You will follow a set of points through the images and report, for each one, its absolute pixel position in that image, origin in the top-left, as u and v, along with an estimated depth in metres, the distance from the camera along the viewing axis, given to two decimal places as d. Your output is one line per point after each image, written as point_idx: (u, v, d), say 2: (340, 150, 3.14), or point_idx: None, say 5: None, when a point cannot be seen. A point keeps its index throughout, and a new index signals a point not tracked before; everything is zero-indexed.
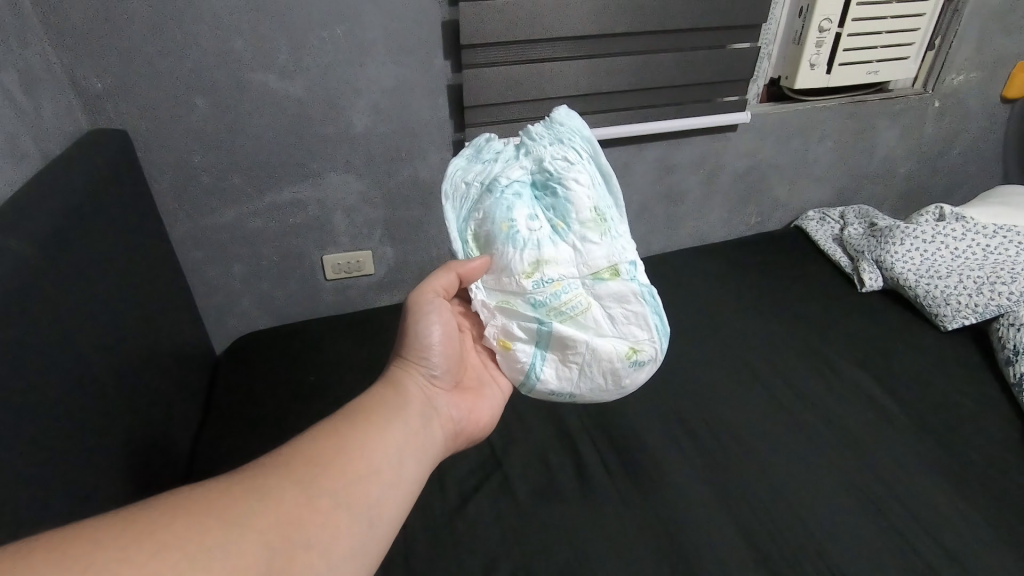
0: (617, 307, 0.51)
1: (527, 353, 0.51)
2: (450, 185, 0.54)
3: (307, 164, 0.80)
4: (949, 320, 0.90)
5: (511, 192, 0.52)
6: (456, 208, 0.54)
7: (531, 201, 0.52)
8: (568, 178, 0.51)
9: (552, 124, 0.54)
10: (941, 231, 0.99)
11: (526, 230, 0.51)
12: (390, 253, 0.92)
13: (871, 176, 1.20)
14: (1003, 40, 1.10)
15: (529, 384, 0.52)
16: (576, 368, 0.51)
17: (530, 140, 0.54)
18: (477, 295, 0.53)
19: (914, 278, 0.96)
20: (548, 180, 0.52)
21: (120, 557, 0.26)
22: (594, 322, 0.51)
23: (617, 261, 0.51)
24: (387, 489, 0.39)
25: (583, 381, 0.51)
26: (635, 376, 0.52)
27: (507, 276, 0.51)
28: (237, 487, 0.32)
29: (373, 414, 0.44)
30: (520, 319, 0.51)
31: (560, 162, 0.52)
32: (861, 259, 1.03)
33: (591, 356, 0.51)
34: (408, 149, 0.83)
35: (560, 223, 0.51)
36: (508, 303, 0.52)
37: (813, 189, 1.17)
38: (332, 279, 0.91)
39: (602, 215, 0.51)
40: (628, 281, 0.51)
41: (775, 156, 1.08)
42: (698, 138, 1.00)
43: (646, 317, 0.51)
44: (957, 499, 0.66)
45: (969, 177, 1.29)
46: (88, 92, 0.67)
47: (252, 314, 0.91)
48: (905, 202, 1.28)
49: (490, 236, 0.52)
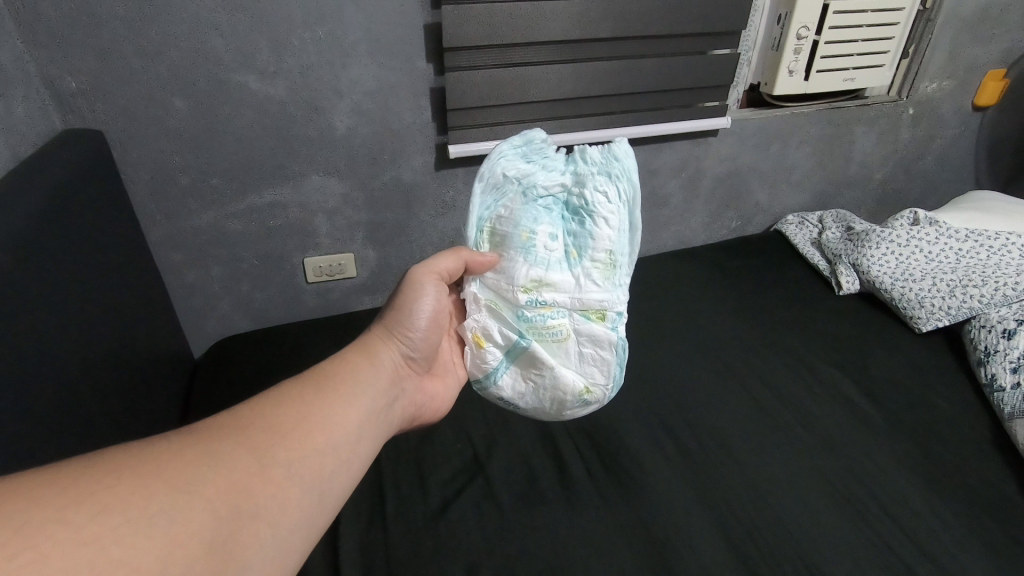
0: (589, 349, 0.51)
1: (495, 358, 0.51)
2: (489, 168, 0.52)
3: (287, 166, 0.80)
4: (923, 321, 0.90)
5: (541, 210, 0.51)
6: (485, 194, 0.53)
7: (556, 220, 0.52)
8: (599, 217, 0.50)
9: (610, 154, 0.50)
10: (915, 234, 0.99)
11: (542, 247, 0.51)
12: (372, 256, 0.93)
13: (851, 181, 1.19)
14: (978, 49, 1.11)
15: (484, 384, 0.52)
16: (532, 386, 0.51)
17: (582, 159, 0.51)
18: (472, 292, 0.52)
19: (889, 281, 0.95)
20: (580, 209, 0.51)
21: (54, 516, 0.24)
22: (564, 354, 0.51)
23: (608, 307, 0.51)
24: (343, 466, 0.38)
25: (532, 400, 0.52)
26: (577, 411, 0.52)
27: (507, 284, 0.51)
28: (191, 450, 0.30)
29: (342, 386, 0.42)
30: (504, 326, 0.51)
31: (601, 196, 0.50)
32: (838, 263, 1.03)
33: (550, 383, 0.50)
34: (388, 153, 0.84)
35: (574, 253, 0.51)
36: (497, 306, 0.52)
37: (794, 194, 1.16)
38: (313, 281, 0.92)
39: (617, 262, 0.51)
40: (609, 329, 0.51)
41: (757, 161, 1.07)
42: (681, 143, 0.99)
43: (612, 365, 0.51)
44: (940, 503, 0.65)
45: (946, 185, 1.29)
46: (62, 91, 0.67)
47: (230, 315, 0.91)
48: (885, 209, 1.28)
49: (506, 238, 0.51)
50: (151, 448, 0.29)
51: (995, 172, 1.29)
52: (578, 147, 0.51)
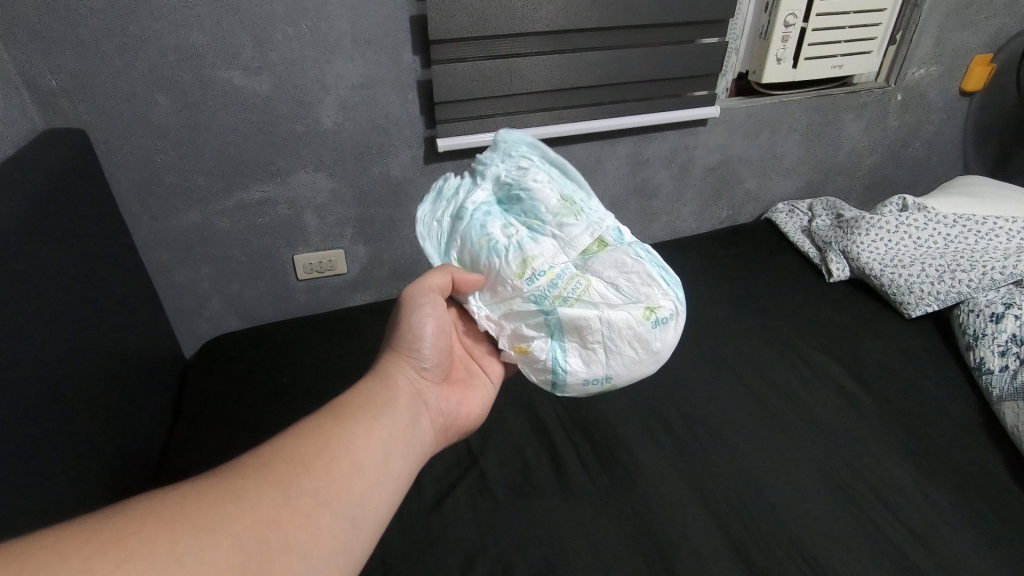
0: (616, 273, 0.51)
1: (545, 348, 0.50)
2: (423, 226, 0.57)
3: (274, 162, 0.79)
4: (912, 307, 0.91)
5: (483, 211, 0.54)
6: (435, 245, 0.56)
7: (501, 215, 0.54)
8: (527, 180, 0.54)
9: (498, 146, 0.58)
10: (903, 221, 1.00)
11: (504, 238, 0.52)
12: (362, 252, 0.93)
13: (840, 169, 1.19)
14: (964, 34, 1.11)
15: (560, 381, 0.50)
16: (599, 348, 0.49)
17: (482, 165, 0.58)
18: (478, 311, 0.53)
19: (879, 267, 0.96)
20: (510, 190, 0.55)
21: (82, 570, 0.24)
22: (598, 298, 0.50)
23: (597, 235, 0.53)
24: (375, 485, 0.38)
25: (613, 359, 0.50)
26: (664, 337, 0.50)
27: (501, 284, 0.52)
28: (212, 491, 0.30)
29: (361, 408, 0.42)
30: (526, 320, 0.51)
31: (514, 171, 0.56)
32: (828, 250, 1.03)
33: (609, 329, 0.49)
34: (376, 148, 0.83)
35: (534, 223, 0.53)
36: (509, 309, 0.52)
37: (783, 182, 1.16)
38: (304, 279, 0.91)
39: (569, 201, 0.54)
40: (614, 247, 0.53)
41: (747, 150, 1.08)
42: (670, 133, 0.99)
43: (649, 272, 0.51)
44: (931, 487, 0.66)
45: (934, 171, 1.30)
46: (41, 91, 0.66)
47: (220, 314, 0.91)
48: (874, 195, 1.28)
49: (472, 252, 0.53)
50: (172, 494, 0.29)
51: (983, 157, 1.30)
52: (472, 164, 0.58)
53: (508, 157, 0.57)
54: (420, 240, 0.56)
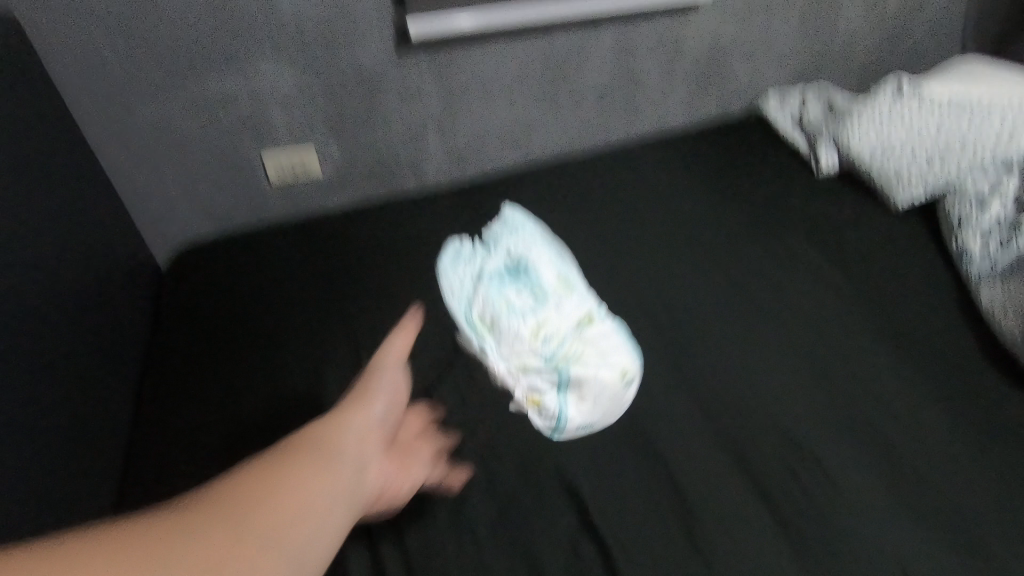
0: (604, 343, 0.61)
1: (553, 400, 0.60)
2: (449, 285, 0.65)
3: (233, 41, 0.76)
4: (904, 195, 0.91)
5: (500, 275, 0.63)
6: (456, 303, 0.64)
7: (512, 283, 0.63)
8: (535, 262, 0.64)
9: (506, 228, 0.69)
10: (897, 107, 0.94)
11: (519, 303, 0.61)
12: (335, 151, 0.90)
13: (835, 58, 1.14)
14: None
15: (559, 427, 0.61)
16: (590, 400, 0.61)
17: (494, 245, 0.67)
18: (495, 363, 0.61)
19: (870, 154, 0.94)
20: (520, 264, 0.64)
21: None
22: (594, 357, 0.60)
23: (593, 310, 0.63)
24: (322, 531, 0.34)
25: (597, 409, 0.62)
26: (630, 389, 0.63)
27: (515, 341, 0.60)
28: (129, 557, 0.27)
29: (306, 453, 0.38)
30: (537, 376, 0.60)
31: (524, 251, 0.65)
32: (819, 139, 1.00)
33: (599, 391, 0.61)
34: (342, 32, 0.80)
35: (542, 293, 0.62)
36: (528, 368, 0.60)
37: (774, 72, 1.12)
38: (276, 180, 0.89)
39: (568, 283, 0.64)
40: (605, 319, 0.63)
41: (737, 36, 1.03)
42: (656, 18, 0.94)
43: (627, 350, 0.62)
44: (902, 369, 0.69)
45: (933, 61, 1.26)
46: None
47: (190, 215, 0.89)
48: (868, 89, 1.25)
49: (489, 357, 0.62)
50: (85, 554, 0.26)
51: None
52: (484, 241, 0.68)
53: (514, 228, 0.69)
54: (443, 299, 0.65)
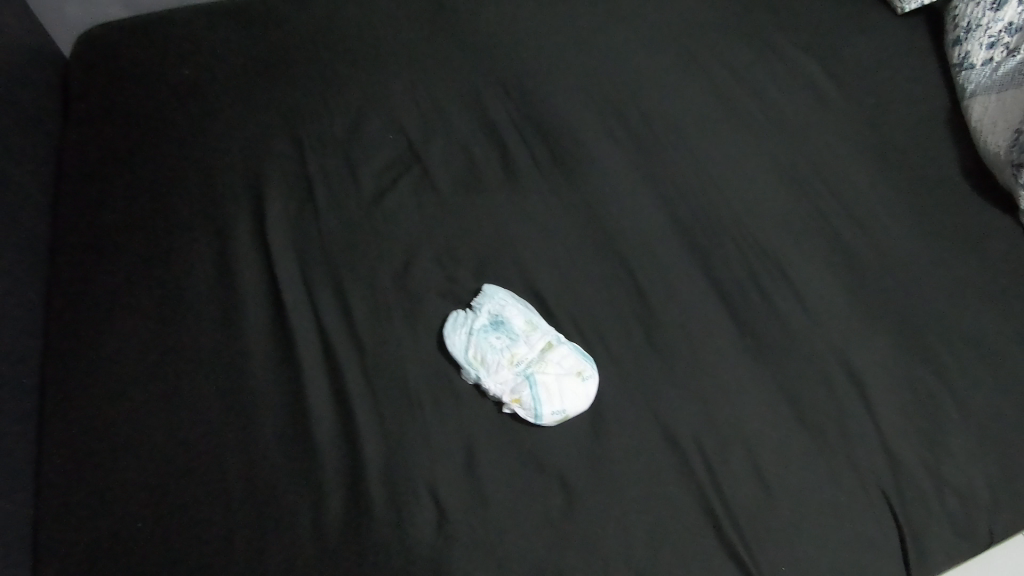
0: (560, 357, 0.93)
1: (528, 395, 0.90)
2: (450, 338, 0.94)
3: None
4: None
5: (484, 332, 0.94)
6: (458, 348, 0.94)
7: (494, 332, 0.94)
8: (508, 314, 0.96)
9: (487, 295, 0.98)
10: None
11: (498, 343, 0.93)
12: None
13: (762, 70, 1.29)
14: None
15: (539, 415, 0.90)
16: (558, 394, 0.90)
17: (478, 308, 0.97)
18: (487, 379, 0.91)
19: None
20: (498, 320, 0.95)
21: None
22: (552, 366, 0.92)
23: (549, 339, 0.95)
24: None
25: (566, 400, 0.91)
26: (588, 385, 0.92)
27: (498, 366, 0.92)
28: None
29: None
30: (516, 385, 0.91)
31: (499, 310, 0.96)
32: None
33: (561, 386, 0.91)
34: None
35: (514, 334, 0.94)
36: (506, 380, 0.91)
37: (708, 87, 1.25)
38: None
39: (532, 324, 0.96)
40: (560, 343, 0.95)
41: None
42: None
43: (578, 360, 0.94)
44: None
45: (880, 57, 1.33)
46: None
47: None
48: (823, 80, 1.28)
49: (482, 383, 0.92)
50: None
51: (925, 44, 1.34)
52: (469, 307, 0.97)
53: (493, 298, 0.98)
54: (447, 347, 0.94)
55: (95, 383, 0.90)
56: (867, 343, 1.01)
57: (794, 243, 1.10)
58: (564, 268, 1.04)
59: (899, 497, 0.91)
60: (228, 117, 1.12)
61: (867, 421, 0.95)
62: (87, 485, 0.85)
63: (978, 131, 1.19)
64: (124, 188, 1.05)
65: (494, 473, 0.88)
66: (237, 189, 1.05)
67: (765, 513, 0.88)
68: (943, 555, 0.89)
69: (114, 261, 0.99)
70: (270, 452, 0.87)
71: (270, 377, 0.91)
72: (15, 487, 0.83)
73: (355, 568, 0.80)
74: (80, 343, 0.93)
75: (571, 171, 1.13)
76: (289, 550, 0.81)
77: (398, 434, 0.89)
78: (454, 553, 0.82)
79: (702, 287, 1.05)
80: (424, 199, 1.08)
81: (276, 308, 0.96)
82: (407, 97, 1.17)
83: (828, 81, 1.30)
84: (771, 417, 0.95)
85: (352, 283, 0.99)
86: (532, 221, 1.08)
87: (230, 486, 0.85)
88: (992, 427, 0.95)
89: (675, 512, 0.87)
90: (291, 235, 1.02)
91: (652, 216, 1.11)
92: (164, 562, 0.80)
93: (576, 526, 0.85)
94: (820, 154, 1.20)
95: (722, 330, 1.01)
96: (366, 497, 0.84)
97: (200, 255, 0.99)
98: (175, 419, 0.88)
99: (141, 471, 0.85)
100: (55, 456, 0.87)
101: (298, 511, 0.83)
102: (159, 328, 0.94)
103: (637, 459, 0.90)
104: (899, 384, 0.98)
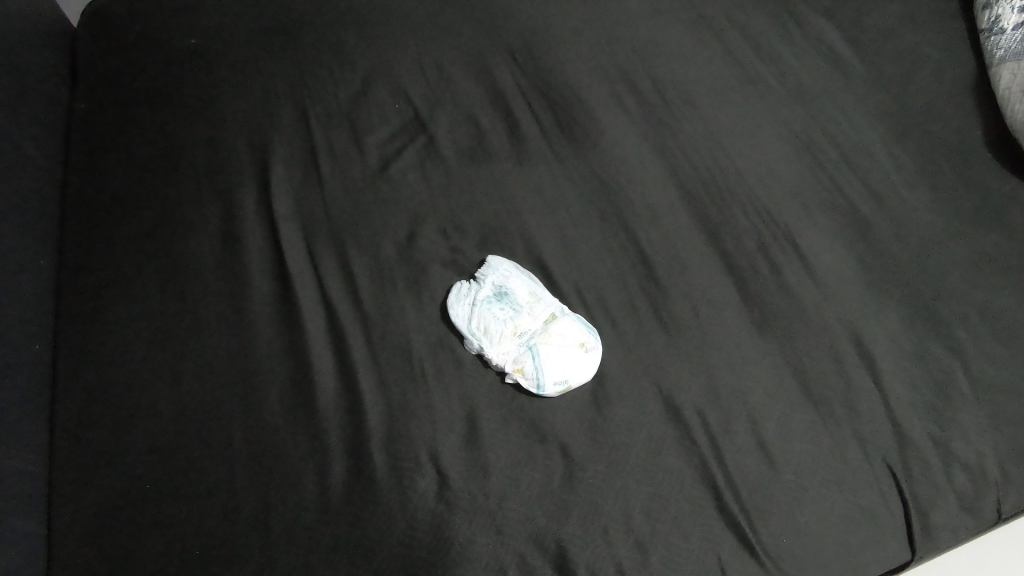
0: (564, 328, 0.93)
1: (531, 365, 0.90)
2: (455, 309, 0.94)
3: None
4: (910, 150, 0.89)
5: (487, 303, 0.93)
6: (461, 319, 0.93)
7: (498, 303, 0.94)
8: (511, 285, 0.95)
9: (491, 265, 0.98)
10: None
11: (501, 312, 0.93)
12: None
13: (778, 39, 1.25)
14: None
15: (541, 387, 0.90)
16: (561, 364, 0.90)
17: (482, 278, 0.96)
18: (490, 350, 0.91)
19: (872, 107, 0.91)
20: (501, 291, 0.95)
21: None
22: (555, 337, 0.92)
23: (553, 310, 0.94)
24: None
25: (570, 370, 0.90)
26: (591, 356, 0.92)
27: (501, 337, 0.91)
28: None
29: None
30: (519, 356, 0.91)
31: (503, 280, 0.96)
32: None
33: (565, 356, 0.91)
34: None
35: (517, 305, 0.94)
36: (510, 352, 0.91)
37: (719, 57, 1.22)
38: None
39: (535, 294, 0.95)
40: (563, 314, 0.94)
41: None
42: None
43: (583, 330, 0.93)
44: None
45: (901, 22, 1.27)
46: None
47: None
48: (839, 50, 1.25)
49: (485, 354, 0.91)
50: None
51: (948, 8, 1.29)
52: (474, 278, 0.97)
53: (496, 270, 0.97)
54: (452, 319, 0.94)
55: (105, 349, 0.92)
56: (878, 318, 0.99)
57: (807, 215, 1.07)
58: (568, 239, 1.03)
59: (905, 473, 0.89)
60: (232, 85, 1.10)
61: (876, 396, 0.93)
62: (99, 449, 0.87)
63: (1005, 99, 1.12)
64: (132, 158, 1.05)
65: (495, 443, 0.88)
66: (241, 159, 1.05)
67: (767, 485, 0.87)
68: (949, 533, 0.88)
69: (122, 231, 1.00)
70: (274, 419, 0.88)
71: (274, 346, 0.92)
72: (30, 451, 0.86)
73: (357, 532, 0.82)
74: (91, 310, 0.95)
75: (578, 141, 1.11)
76: (293, 514, 0.83)
77: (401, 403, 0.89)
78: (454, 518, 0.83)
79: (710, 260, 1.03)
80: (429, 169, 1.07)
81: (280, 277, 0.97)
82: (412, 66, 1.15)
83: (848, 49, 1.25)
84: (776, 391, 0.93)
85: (357, 253, 0.99)
86: (537, 192, 1.06)
87: (236, 450, 0.86)
88: (1005, 404, 0.93)
89: (675, 484, 0.87)
90: (296, 206, 1.02)
91: (661, 186, 1.09)
92: (176, 520, 0.83)
93: (576, 495, 0.86)
94: (837, 124, 1.16)
95: (729, 302, 1.00)
96: (368, 464, 0.85)
97: (207, 224, 1.00)
98: (182, 387, 0.90)
99: (150, 436, 0.87)
100: (72, 420, 0.89)
101: (302, 476, 0.85)
102: (165, 297, 0.95)
103: (639, 431, 0.90)
104: (910, 359, 0.96)
